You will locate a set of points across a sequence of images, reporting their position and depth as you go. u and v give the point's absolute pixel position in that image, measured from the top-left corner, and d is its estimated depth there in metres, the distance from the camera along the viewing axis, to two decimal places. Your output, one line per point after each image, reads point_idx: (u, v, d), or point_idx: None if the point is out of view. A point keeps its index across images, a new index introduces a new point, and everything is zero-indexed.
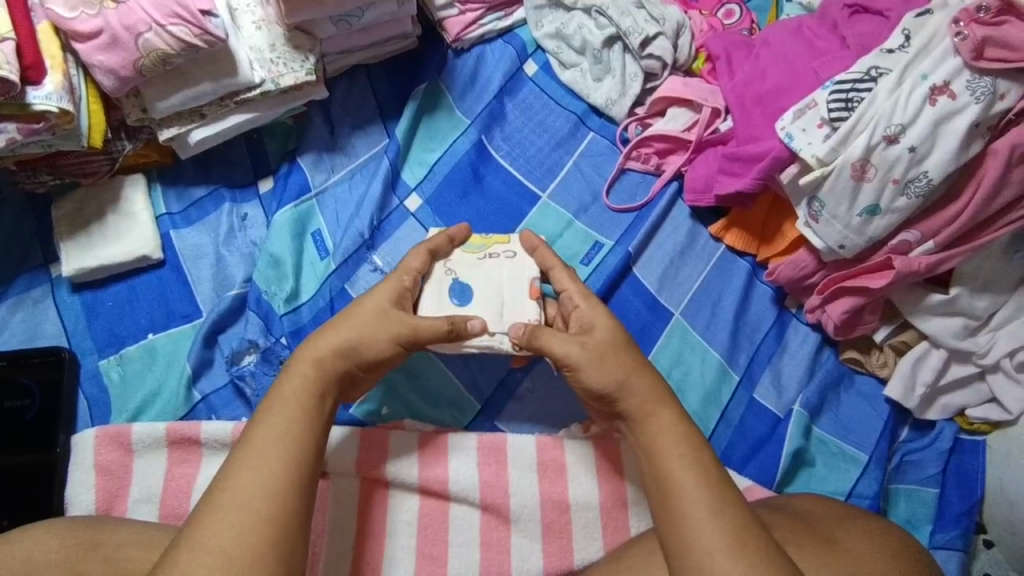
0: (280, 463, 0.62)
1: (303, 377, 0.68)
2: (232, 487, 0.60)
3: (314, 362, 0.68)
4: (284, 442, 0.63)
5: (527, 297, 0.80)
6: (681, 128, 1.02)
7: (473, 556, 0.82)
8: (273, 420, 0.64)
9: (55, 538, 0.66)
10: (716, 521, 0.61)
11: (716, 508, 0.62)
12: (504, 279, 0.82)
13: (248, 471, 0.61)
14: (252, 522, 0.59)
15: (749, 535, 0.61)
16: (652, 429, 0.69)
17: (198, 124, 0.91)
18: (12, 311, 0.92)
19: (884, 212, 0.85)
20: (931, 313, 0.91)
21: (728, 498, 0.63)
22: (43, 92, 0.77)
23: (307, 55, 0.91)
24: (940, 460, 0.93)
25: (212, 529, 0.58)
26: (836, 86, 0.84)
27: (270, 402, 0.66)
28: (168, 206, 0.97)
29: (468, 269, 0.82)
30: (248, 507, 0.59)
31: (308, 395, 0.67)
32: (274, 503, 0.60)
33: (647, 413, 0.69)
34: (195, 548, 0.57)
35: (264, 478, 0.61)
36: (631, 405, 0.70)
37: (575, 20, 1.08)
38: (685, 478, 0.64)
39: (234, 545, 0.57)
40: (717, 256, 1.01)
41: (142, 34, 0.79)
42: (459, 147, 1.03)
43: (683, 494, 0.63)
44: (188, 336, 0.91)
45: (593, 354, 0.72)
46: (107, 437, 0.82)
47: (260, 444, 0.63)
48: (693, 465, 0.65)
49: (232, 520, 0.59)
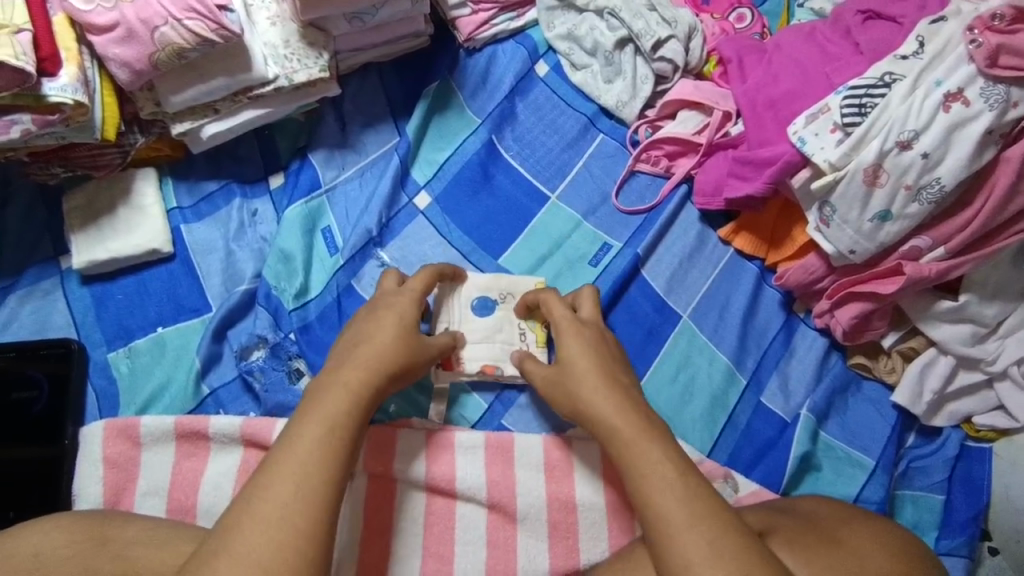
0: (314, 470, 0.62)
1: (341, 391, 0.68)
2: (267, 499, 0.60)
3: (352, 377, 0.70)
4: (322, 455, 0.63)
5: (481, 364, 0.89)
6: (691, 131, 1.03)
7: (479, 556, 0.82)
8: (311, 432, 0.64)
9: (65, 534, 0.66)
10: (692, 531, 0.61)
11: (693, 520, 0.62)
12: (500, 347, 0.91)
13: (284, 485, 0.61)
14: (290, 538, 0.59)
15: (729, 542, 0.60)
16: (634, 435, 0.69)
17: (211, 118, 0.90)
18: (20, 303, 0.91)
19: (896, 218, 0.85)
20: (940, 320, 0.91)
21: (703, 507, 0.63)
22: (58, 84, 0.75)
23: (321, 52, 0.90)
24: (946, 467, 0.93)
25: (247, 541, 0.58)
26: (850, 92, 0.84)
27: (310, 415, 0.66)
28: (179, 200, 0.97)
29: (508, 315, 0.92)
30: (282, 521, 0.59)
31: (345, 403, 0.67)
32: (310, 519, 0.60)
33: (619, 429, 0.70)
34: (227, 556, 0.58)
35: (297, 485, 0.61)
36: (608, 410, 0.72)
37: (586, 22, 1.08)
38: (658, 489, 0.64)
39: (272, 559, 0.57)
40: (725, 260, 1.01)
41: (157, 28, 0.78)
42: (468, 147, 1.03)
43: (658, 509, 0.63)
44: (197, 329, 0.91)
45: (575, 375, 0.76)
46: (115, 430, 0.82)
47: (295, 455, 0.63)
48: (668, 480, 0.65)
49: (263, 530, 0.59)
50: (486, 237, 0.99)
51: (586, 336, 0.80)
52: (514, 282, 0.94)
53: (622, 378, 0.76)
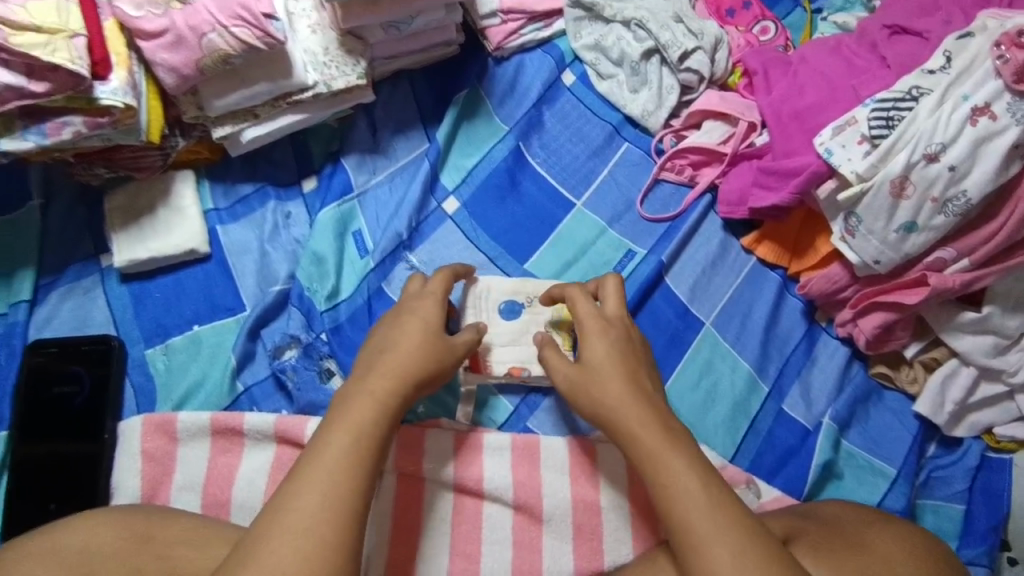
0: (340, 480, 0.63)
1: (367, 400, 0.69)
2: (295, 507, 0.62)
3: (378, 386, 0.71)
4: (347, 465, 0.64)
5: (508, 366, 0.92)
6: (716, 141, 1.04)
7: (506, 555, 0.84)
8: (338, 441, 0.66)
9: (112, 530, 0.68)
10: (716, 542, 0.62)
11: (718, 530, 0.63)
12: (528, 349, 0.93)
13: (311, 493, 0.62)
14: (316, 547, 0.60)
15: (754, 551, 0.62)
16: (657, 446, 0.69)
17: (251, 123, 0.92)
18: (61, 300, 0.93)
19: (921, 229, 0.86)
20: (963, 331, 0.92)
21: (727, 516, 0.64)
22: (110, 87, 0.78)
23: (358, 60, 0.93)
24: (967, 477, 0.93)
25: (275, 549, 0.60)
26: (877, 104, 0.86)
27: (337, 424, 0.67)
28: (215, 202, 0.99)
29: (535, 318, 0.94)
30: (309, 530, 0.61)
31: (371, 411, 0.69)
32: (336, 529, 0.61)
33: (641, 438, 0.70)
34: (257, 562, 0.59)
35: (324, 494, 0.62)
36: (630, 419, 0.72)
37: (613, 33, 1.10)
38: (682, 501, 0.65)
39: (299, 566, 0.59)
40: (748, 268, 1.03)
41: (205, 35, 0.81)
42: (497, 154, 1.05)
43: (683, 520, 0.64)
44: (231, 328, 0.93)
45: (600, 380, 0.76)
46: (154, 425, 0.84)
47: (322, 464, 0.64)
48: (692, 491, 0.65)
49: (291, 538, 0.60)
50: (514, 242, 1.01)
51: (612, 335, 0.79)
52: (540, 286, 0.96)
53: (645, 383, 0.76)
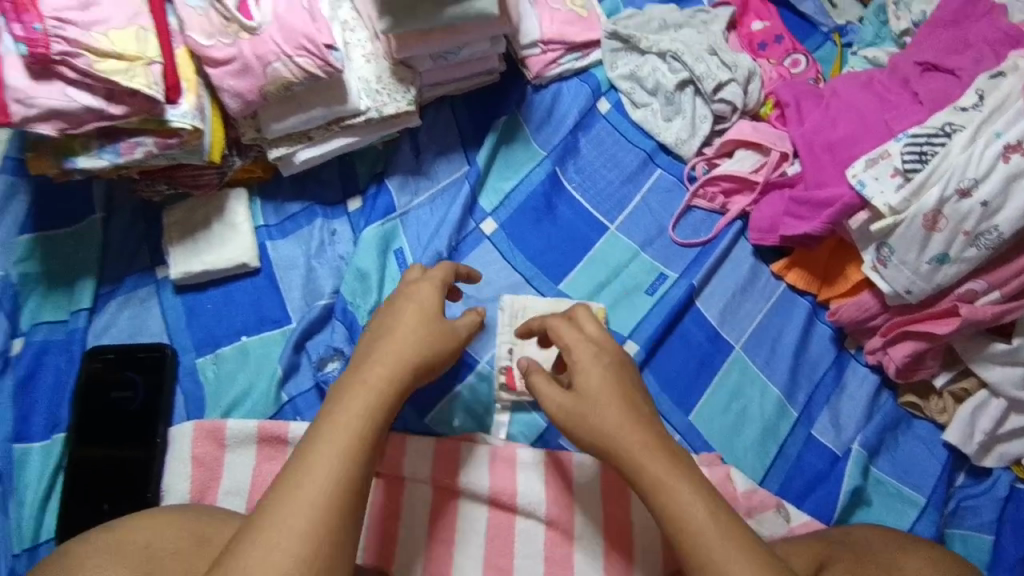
0: (330, 473, 0.62)
1: (361, 391, 0.67)
2: (285, 505, 0.60)
3: (373, 377, 0.68)
4: (336, 460, 0.63)
5: None
6: (748, 170, 1.07)
7: (537, 569, 0.86)
8: (327, 436, 0.64)
9: (172, 530, 0.71)
10: (729, 569, 0.63)
11: (731, 558, 0.63)
12: None
13: (299, 489, 0.61)
14: (302, 541, 0.59)
15: None
16: (662, 475, 0.67)
17: (305, 145, 0.97)
18: (119, 309, 0.98)
19: (953, 261, 0.88)
20: (993, 362, 0.93)
21: (738, 544, 0.64)
22: (180, 111, 0.83)
23: (408, 88, 0.98)
24: (997, 507, 0.94)
25: (264, 545, 0.59)
26: (910, 139, 0.89)
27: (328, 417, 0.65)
28: (266, 218, 1.04)
29: None
30: (295, 526, 0.59)
31: (363, 402, 0.66)
32: (323, 524, 0.60)
33: (644, 467, 0.68)
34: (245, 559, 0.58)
35: (313, 489, 0.61)
36: (631, 445, 0.69)
37: (649, 64, 1.14)
38: (694, 530, 0.65)
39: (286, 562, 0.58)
40: (777, 294, 1.05)
41: (270, 64, 0.86)
42: (534, 178, 1.08)
43: (696, 550, 0.64)
44: (278, 340, 0.97)
45: (595, 403, 0.72)
46: (203, 431, 0.89)
47: (311, 459, 0.63)
48: (701, 521, 0.65)
49: (279, 535, 0.59)
50: (549, 263, 1.04)
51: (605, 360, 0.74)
52: None
53: (643, 407, 0.72)
